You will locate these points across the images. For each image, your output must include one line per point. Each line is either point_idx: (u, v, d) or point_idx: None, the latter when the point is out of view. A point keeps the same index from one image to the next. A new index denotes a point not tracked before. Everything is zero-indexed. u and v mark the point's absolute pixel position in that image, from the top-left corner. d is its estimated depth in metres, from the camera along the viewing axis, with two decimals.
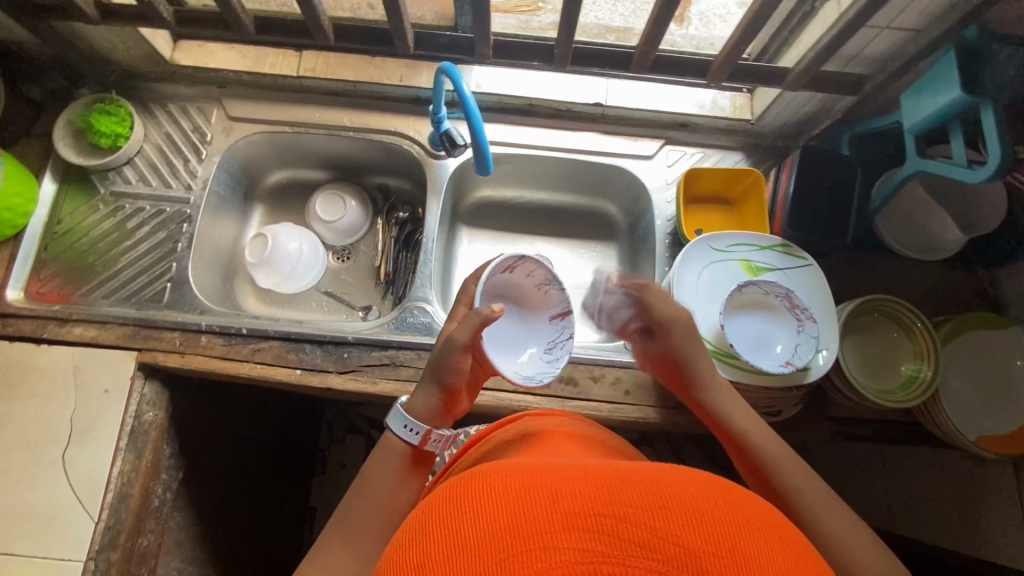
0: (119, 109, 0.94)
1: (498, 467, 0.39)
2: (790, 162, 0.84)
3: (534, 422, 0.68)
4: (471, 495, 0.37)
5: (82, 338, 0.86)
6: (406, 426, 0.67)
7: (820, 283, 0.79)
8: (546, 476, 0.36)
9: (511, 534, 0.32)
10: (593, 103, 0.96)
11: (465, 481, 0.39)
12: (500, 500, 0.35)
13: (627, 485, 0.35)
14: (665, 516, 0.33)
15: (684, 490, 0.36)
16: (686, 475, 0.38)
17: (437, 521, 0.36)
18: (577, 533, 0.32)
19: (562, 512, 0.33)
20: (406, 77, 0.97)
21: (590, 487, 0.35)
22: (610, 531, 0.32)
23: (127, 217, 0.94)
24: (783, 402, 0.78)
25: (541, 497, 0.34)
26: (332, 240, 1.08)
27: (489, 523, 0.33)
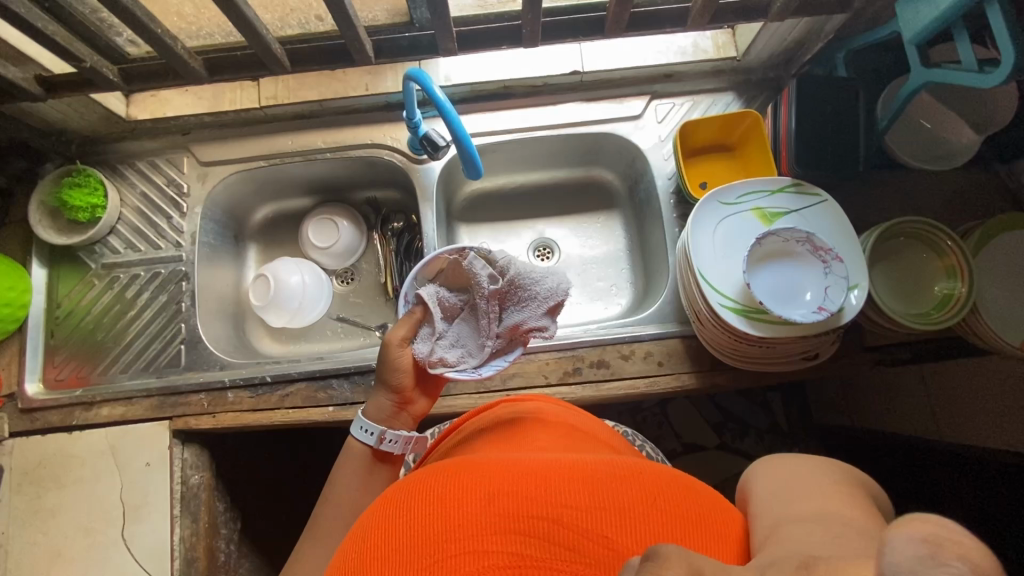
0: (89, 178, 0.90)
1: (457, 471, 0.50)
2: (788, 95, 0.80)
3: (513, 406, 0.69)
4: (430, 497, 0.47)
5: (111, 417, 0.86)
6: (365, 429, 0.71)
7: (838, 217, 0.76)
8: (491, 482, 0.47)
9: (453, 537, 0.42)
10: (570, 73, 0.92)
11: (430, 481, 0.49)
12: (452, 505, 0.45)
13: (556, 488, 0.46)
14: (582, 516, 0.44)
15: (601, 487, 0.47)
16: (608, 476, 0.48)
17: (399, 517, 0.46)
18: (508, 535, 0.42)
19: (497, 515, 0.43)
20: (371, 85, 0.92)
21: (524, 494, 0.45)
22: (535, 531, 0.42)
23: (125, 286, 0.92)
24: (821, 344, 0.76)
25: (482, 502, 0.45)
26: (331, 264, 1.06)
27: (442, 525, 0.44)
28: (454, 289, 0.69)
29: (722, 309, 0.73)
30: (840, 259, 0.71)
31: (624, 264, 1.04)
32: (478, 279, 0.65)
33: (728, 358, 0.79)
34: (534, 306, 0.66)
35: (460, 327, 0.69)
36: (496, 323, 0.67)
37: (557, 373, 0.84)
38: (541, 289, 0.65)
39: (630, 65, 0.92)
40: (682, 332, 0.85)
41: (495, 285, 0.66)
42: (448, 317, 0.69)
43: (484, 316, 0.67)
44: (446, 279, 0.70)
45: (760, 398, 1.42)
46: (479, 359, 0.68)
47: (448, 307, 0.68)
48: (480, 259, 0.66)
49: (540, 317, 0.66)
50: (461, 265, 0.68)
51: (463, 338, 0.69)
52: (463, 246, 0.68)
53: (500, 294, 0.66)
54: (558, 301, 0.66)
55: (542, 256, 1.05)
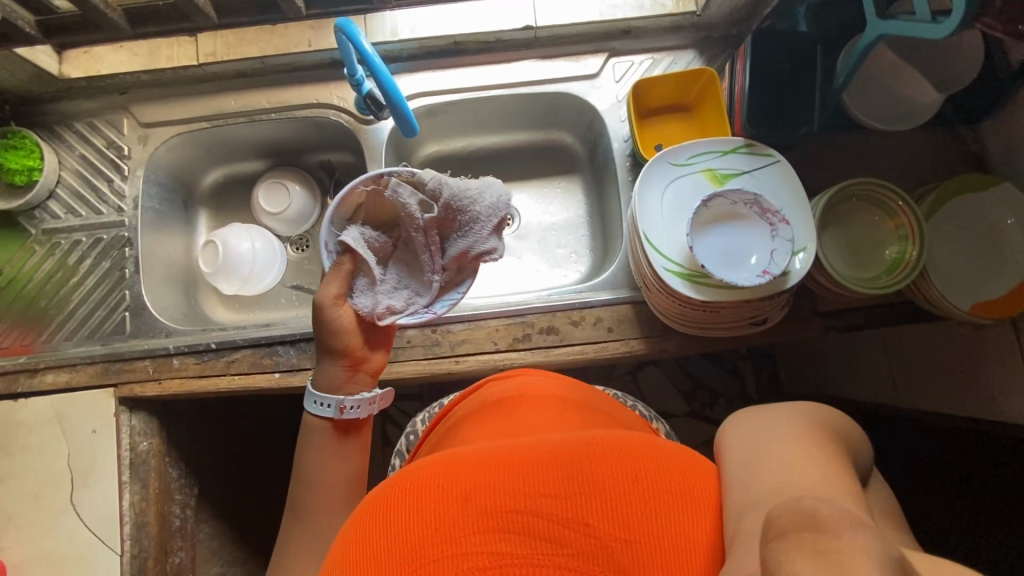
0: (24, 140, 0.87)
1: (434, 465, 0.48)
2: (744, 50, 0.77)
3: (499, 386, 0.68)
4: (406, 498, 0.45)
5: (57, 384, 0.85)
6: (321, 403, 0.67)
7: (790, 180, 0.74)
8: (468, 477, 0.45)
9: (433, 541, 0.42)
10: (522, 27, 0.87)
11: (406, 479, 0.48)
12: (427, 506, 0.44)
13: (535, 479, 0.45)
14: (561, 504, 0.43)
15: (584, 471, 0.45)
16: (589, 455, 0.47)
17: (376, 521, 0.45)
18: (487, 533, 0.41)
19: (475, 514, 0.42)
20: (314, 40, 0.87)
21: (501, 488, 0.44)
22: (515, 525, 0.42)
23: (66, 253, 0.90)
24: (769, 309, 0.75)
25: (457, 502, 0.43)
26: (286, 231, 1.03)
27: (417, 529, 0.43)
28: (382, 225, 0.66)
29: (666, 272, 0.71)
30: (787, 222, 0.70)
31: (584, 231, 1.01)
32: (409, 209, 0.62)
33: (676, 323, 0.78)
34: (478, 229, 0.62)
35: (398, 263, 0.67)
36: (440, 254, 0.64)
37: (507, 339, 0.84)
38: (481, 209, 0.62)
39: (586, 19, 0.87)
40: (633, 298, 0.84)
41: (431, 214, 0.63)
42: (382, 258, 0.66)
43: (425, 250, 0.64)
44: (367, 216, 0.66)
45: (729, 365, 1.42)
46: (428, 296, 0.67)
47: (380, 247, 0.65)
48: (405, 186, 0.63)
49: (487, 239, 0.63)
50: (382, 196, 0.63)
51: (404, 280, 0.67)
52: (380, 174, 0.63)
53: (438, 222, 0.63)
54: (502, 217, 0.63)
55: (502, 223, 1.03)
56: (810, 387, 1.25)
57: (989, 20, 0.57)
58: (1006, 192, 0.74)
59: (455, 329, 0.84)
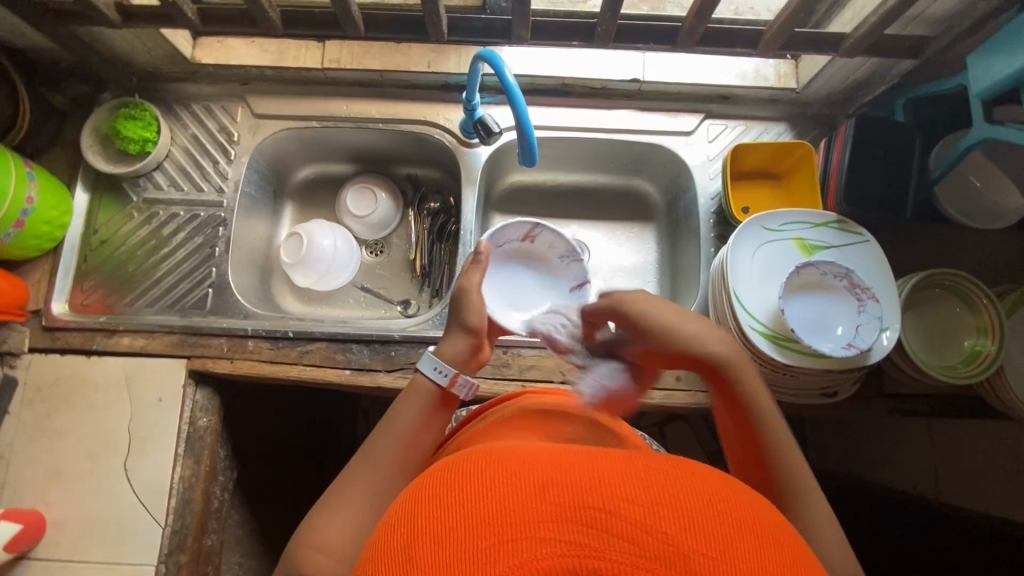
0: (145, 113, 0.91)
1: (501, 454, 0.41)
2: (845, 134, 0.80)
3: (540, 398, 0.68)
4: (470, 479, 0.38)
5: (131, 348, 0.86)
6: (437, 368, 0.64)
7: (879, 259, 0.76)
8: (543, 464, 0.38)
9: (501, 524, 0.34)
10: (629, 79, 0.92)
11: (467, 463, 0.40)
12: (498, 486, 0.36)
13: (625, 478, 0.36)
14: (657, 512, 0.34)
15: (677, 479, 0.37)
16: (685, 471, 0.39)
17: (432, 501, 0.37)
18: (565, 524, 0.33)
19: (552, 501, 0.34)
20: (433, 63, 0.92)
21: (580, 478, 0.36)
22: (596, 523, 0.33)
23: (163, 223, 0.93)
24: (841, 382, 0.77)
25: (531, 487, 0.35)
26: (364, 234, 1.07)
27: (482, 510, 0.35)
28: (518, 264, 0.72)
29: (752, 331, 0.73)
30: (875, 299, 0.72)
31: (651, 277, 1.04)
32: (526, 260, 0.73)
33: None
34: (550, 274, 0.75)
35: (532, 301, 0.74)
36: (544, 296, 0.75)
37: (575, 371, 0.85)
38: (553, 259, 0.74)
39: (690, 81, 0.92)
40: None
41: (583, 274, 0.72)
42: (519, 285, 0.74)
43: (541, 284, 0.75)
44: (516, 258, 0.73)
45: None
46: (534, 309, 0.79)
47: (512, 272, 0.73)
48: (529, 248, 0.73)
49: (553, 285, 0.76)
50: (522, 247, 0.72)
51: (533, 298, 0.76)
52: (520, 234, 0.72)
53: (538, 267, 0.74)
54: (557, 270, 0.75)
55: None
56: None
57: None
58: None
59: (525, 353, 0.86)
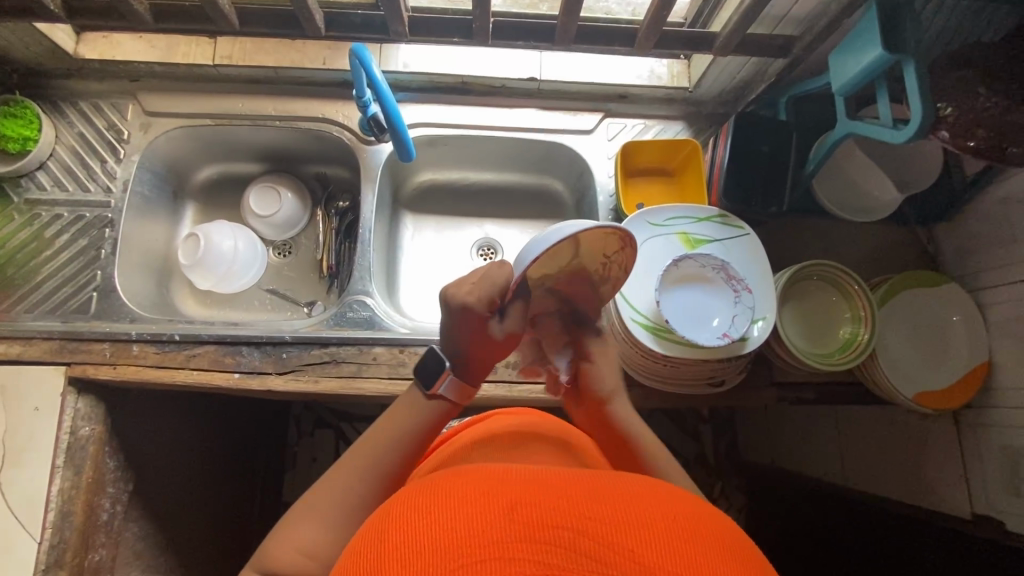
0: (25, 110, 0.88)
1: (475, 471, 0.39)
2: (726, 129, 0.82)
3: (505, 419, 0.67)
4: (436, 500, 0.36)
5: (5, 356, 0.82)
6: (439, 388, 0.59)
7: (757, 252, 0.78)
8: (513, 484, 0.36)
9: (474, 543, 0.32)
10: (527, 78, 0.93)
11: (433, 485, 0.38)
12: (469, 508, 0.34)
13: (594, 498, 0.35)
14: (629, 530, 0.33)
15: (645, 499, 0.37)
16: (652, 490, 0.38)
17: (395, 529, 0.35)
18: (535, 544, 0.32)
19: (521, 521, 0.33)
20: (329, 60, 0.91)
21: (550, 498, 0.35)
22: (564, 542, 0.32)
23: (44, 225, 0.89)
24: (724, 372, 0.79)
25: (501, 507, 0.34)
26: (271, 235, 1.05)
27: (451, 524, 0.33)
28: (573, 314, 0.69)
29: (632, 323, 0.74)
30: (749, 291, 0.74)
31: None
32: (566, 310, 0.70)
33: (637, 374, 0.80)
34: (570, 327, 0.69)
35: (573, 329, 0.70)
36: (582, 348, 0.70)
37: None
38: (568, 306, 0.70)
39: (587, 80, 0.93)
40: None
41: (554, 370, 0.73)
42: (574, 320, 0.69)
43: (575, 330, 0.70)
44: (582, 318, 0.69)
45: (689, 427, 1.43)
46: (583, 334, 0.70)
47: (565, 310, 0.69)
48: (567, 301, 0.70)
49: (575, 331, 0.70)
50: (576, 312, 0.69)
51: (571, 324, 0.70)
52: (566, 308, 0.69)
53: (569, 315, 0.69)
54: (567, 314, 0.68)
55: (485, 256, 1.07)
56: (765, 457, 1.28)
57: (942, 131, 0.64)
58: (953, 290, 0.82)
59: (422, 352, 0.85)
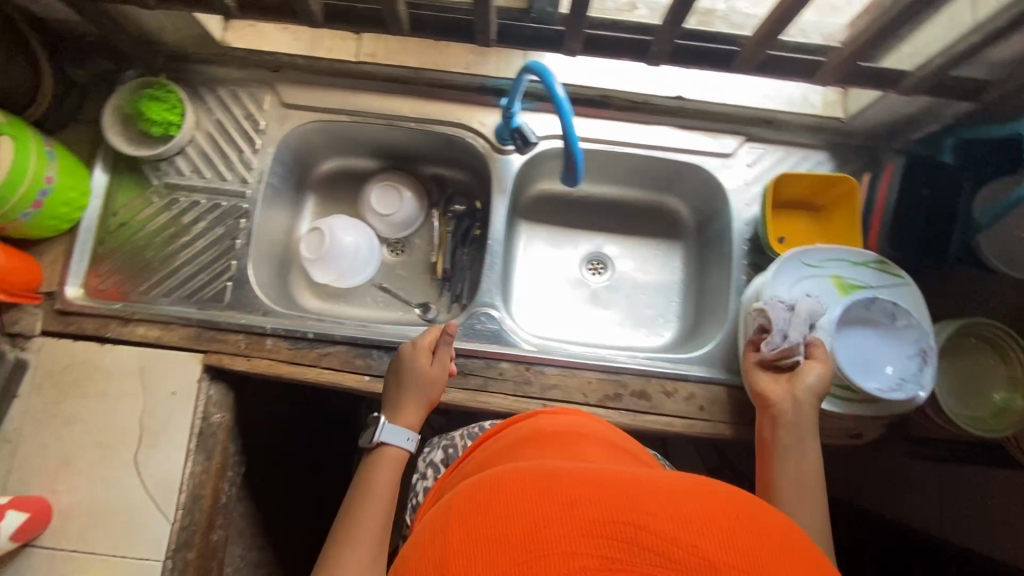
0: (170, 94, 0.88)
1: (530, 469, 0.40)
2: (892, 170, 0.82)
3: (548, 419, 0.63)
4: (496, 499, 0.37)
5: (146, 338, 0.84)
6: (407, 438, 0.71)
7: (916, 304, 0.76)
8: (570, 483, 0.37)
9: (534, 541, 0.34)
10: (673, 96, 0.91)
11: (490, 484, 0.39)
12: (529, 506, 0.36)
13: (649, 495, 0.36)
14: (686, 528, 0.34)
15: (694, 498, 0.37)
16: (702, 487, 0.38)
17: (456, 528, 0.37)
18: (594, 539, 0.33)
19: (581, 519, 0.34)
20: (472, 64, 0.91)
21: (607, 496, 0.36)
22: (624, 538, 0.33)
23: (183, 211, 0.90)
24: (866, 426, 0.76)
25: (558, 503, 0.35)
26: (386, 232, 1.05)
27: (514, 527, 0.35)
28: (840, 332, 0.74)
29: None
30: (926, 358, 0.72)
31: (676, 296, 1.03)
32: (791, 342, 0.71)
33: None
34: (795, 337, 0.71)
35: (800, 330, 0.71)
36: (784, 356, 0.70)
37: (598, 394, 0.83)
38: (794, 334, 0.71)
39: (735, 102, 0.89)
40: (730, 381, 0.84)
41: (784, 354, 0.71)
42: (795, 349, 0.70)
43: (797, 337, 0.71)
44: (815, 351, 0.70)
45: None
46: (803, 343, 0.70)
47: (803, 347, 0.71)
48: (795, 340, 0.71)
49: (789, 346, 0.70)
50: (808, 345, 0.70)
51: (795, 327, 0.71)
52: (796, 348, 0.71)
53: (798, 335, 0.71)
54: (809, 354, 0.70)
55: (594, 270, 1.06)
56: None
57: None
58: None
59: (548, 372, 0.84)
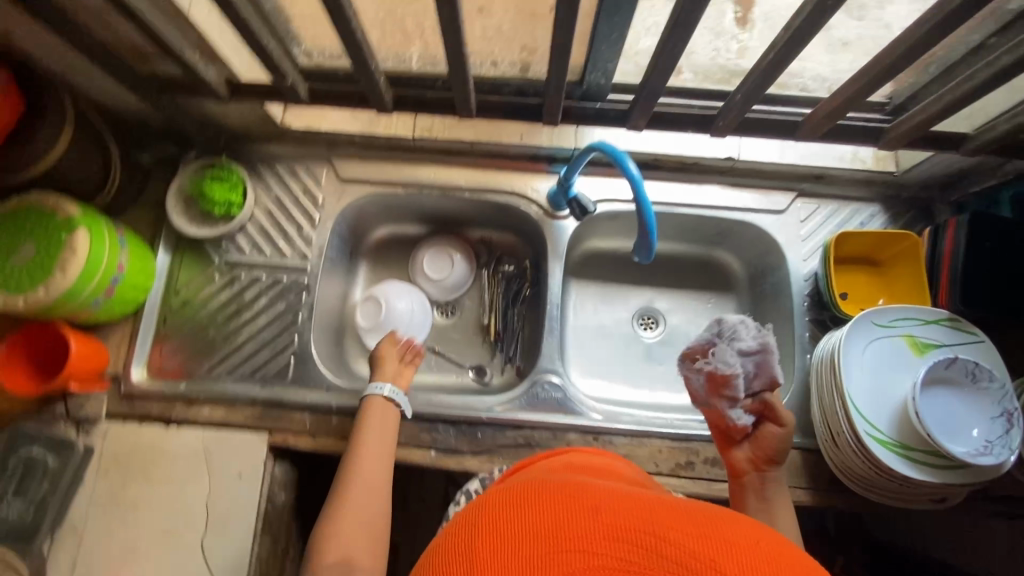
0: (232, 175, 0.91)
1: (562, 483, 0.41)
2: (957, 224, 0.79)
3: (582, 455, 0.60)
4: (525, 501, 0.39)
5: (211, 419, 0.84)
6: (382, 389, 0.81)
7: (993, 362, 0.75)
8: (597, 495, 0.39)
9: (561, 538, 0.34)
10: (725, 157, 0.92)
11: (524, 488, 0.41)
12: (556, 509, 0.37)
13: (666, 513, 0.37)
14: (703, 542, 0.34)
15: (714, 521, 0.37)
16: (722, 513, 0.39)
17: (486, 517, 0.38)
18: (615, 542, 0.34)
19: (602, 522, 0.35)
20: (526, 134, 0.94)
21: (630, 509, 0.37)
22: (644, 544, 0.34)
23: (244, 288, 0.91)
24: (954, 491, 0.73)
25: (583, 507, 0.37)
26: (436, 295, 1.05)
27: (541, 520, 0.36)
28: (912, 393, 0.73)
29: (868, 436, 0.73)
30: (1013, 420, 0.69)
31: None
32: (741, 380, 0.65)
33: (853, 482, 0.77)
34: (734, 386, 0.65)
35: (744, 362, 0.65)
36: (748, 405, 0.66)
37: (670, 463, 0.81)
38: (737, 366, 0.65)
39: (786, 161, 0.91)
40: (802, 444, 0.83)
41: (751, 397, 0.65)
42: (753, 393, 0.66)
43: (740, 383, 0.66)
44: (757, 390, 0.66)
45: None
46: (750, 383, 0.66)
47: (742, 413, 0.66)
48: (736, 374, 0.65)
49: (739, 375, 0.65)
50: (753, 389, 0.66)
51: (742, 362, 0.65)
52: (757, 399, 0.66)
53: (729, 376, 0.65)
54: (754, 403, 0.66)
55: (646, 326, 1.04)
56: None
57: None
58: None
59: (617, 441, 0.83)
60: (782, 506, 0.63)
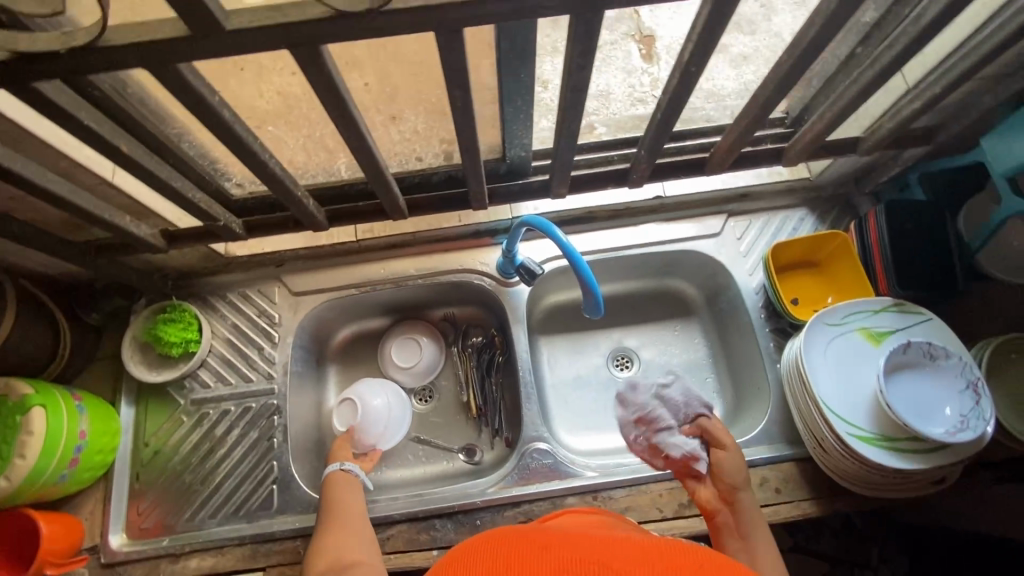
0: (183, 313, 0.91)
1: (524, 529, 0.42)
2: (875, 216, 0.84)
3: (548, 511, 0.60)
4: (485, 549, 0.40)
5: (201, 570, 0.81)
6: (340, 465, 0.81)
7: (947, 336, 0.78)
8: (554, 538, 0.40)
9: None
10: (651, 197, 0.97)
11: (488, 537, 0.42)
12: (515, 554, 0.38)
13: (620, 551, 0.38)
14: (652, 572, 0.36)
15: (667, 554, 0.38)
16: (677, 547, 0.40)
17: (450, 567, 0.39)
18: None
19: (557, 560, 0.37)
20: (463, 216, 0.97)
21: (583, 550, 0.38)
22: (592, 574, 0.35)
23: (214, 423, 0.90)
24: (949, 470, 0.74)
25: (539, 548, 0.38)
26: (411, 382, 1.04)
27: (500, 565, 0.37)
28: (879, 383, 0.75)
29: (850, 437, 0.74)
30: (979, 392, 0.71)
31: (710, 374, 1.03)
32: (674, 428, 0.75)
33: (851, 483, 0.77)
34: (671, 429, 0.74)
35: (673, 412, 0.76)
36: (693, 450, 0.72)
37: (672, 506, 0.81)
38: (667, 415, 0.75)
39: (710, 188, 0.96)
40: (795, 455, 0.83)
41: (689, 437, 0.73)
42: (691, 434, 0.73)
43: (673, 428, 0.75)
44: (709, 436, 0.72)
45: None
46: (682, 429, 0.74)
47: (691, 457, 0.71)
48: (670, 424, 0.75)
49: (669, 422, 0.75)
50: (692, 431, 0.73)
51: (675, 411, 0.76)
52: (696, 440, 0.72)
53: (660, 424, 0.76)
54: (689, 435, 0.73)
55: (621, 366, 1.05)
56: None
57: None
58: None
59: (616, 495, 0.82)
60: (761, 538, 0.61)
